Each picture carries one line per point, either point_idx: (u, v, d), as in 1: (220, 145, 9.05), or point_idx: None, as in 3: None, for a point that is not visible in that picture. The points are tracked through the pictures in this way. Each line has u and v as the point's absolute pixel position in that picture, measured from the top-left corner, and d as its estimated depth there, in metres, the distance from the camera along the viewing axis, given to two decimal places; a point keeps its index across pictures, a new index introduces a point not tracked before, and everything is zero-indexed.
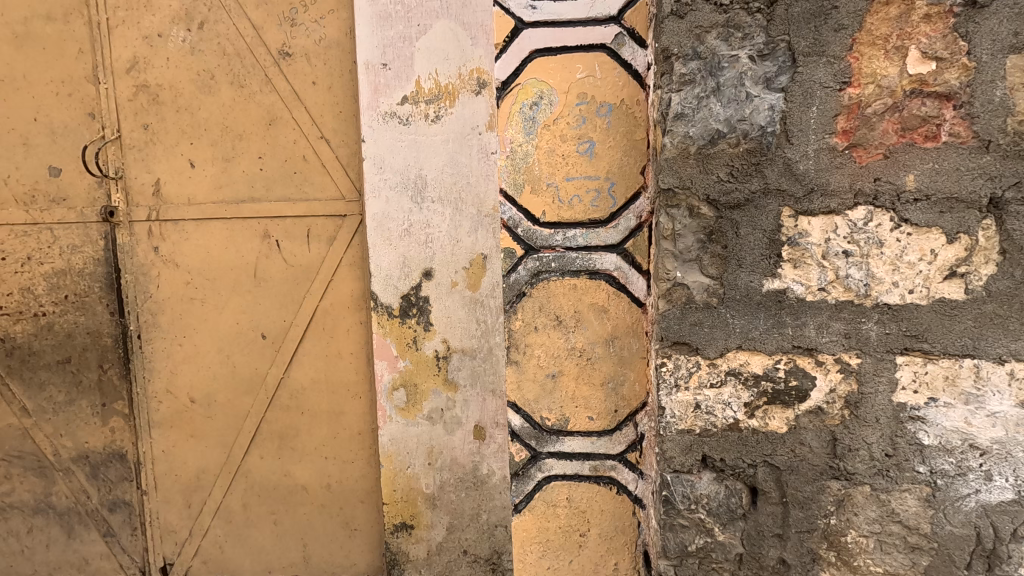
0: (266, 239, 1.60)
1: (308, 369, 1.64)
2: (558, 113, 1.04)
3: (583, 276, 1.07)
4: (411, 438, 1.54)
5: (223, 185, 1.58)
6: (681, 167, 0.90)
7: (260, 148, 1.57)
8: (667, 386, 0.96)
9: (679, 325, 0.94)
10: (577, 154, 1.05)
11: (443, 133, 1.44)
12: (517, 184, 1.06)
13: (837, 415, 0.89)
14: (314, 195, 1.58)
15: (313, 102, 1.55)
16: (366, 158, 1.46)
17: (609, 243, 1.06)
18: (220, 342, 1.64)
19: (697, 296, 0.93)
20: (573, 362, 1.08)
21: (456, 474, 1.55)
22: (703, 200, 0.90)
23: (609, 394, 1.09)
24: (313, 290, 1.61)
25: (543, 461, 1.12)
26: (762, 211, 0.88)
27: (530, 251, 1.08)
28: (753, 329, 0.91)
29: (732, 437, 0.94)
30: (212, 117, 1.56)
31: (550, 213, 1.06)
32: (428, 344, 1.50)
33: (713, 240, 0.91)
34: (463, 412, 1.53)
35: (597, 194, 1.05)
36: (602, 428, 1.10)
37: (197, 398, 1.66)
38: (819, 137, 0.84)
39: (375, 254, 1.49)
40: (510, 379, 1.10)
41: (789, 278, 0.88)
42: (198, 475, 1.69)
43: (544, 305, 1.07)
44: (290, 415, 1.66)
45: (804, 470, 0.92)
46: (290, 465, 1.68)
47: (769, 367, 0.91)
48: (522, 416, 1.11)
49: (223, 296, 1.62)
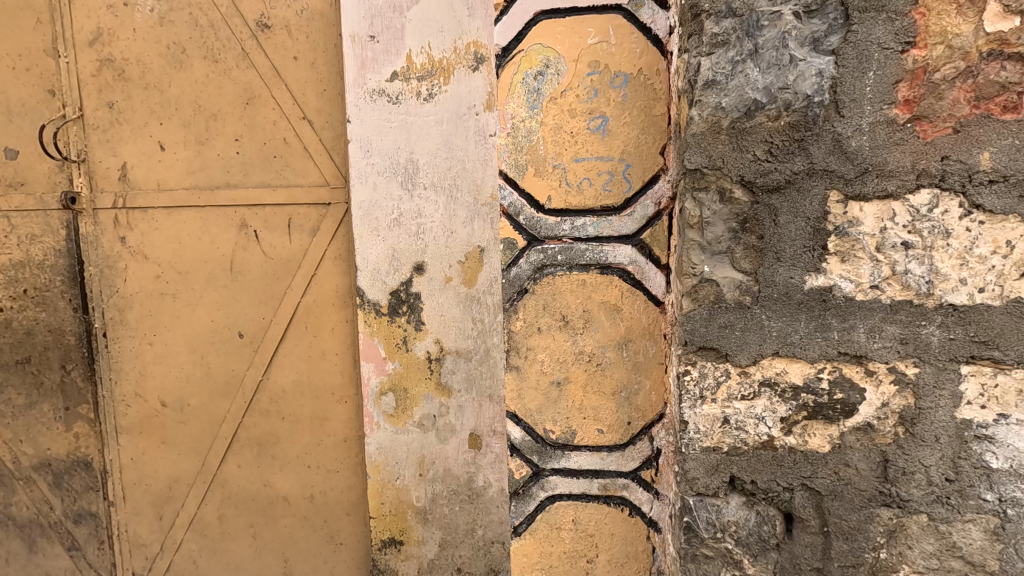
0: (243, 229, 1.47)
1: (289, 371, 1.51)
2: (566, 84, 0.91)
3: (594, 271, 0.94)
4: (400, 447, 1.42)
5: (196, 171, 1.45)
6: (711, 144, 0.78)
7: (237, 130, 1.43)
8: (690, 398, 0.84)
9: (707, 327, 0.81)
10: (587, 131, 0.92)
11: (437, 113, 1.30)
12: (519, 166, 0.94)
13: (889, 433, 0.77)
14: (295, 181, 1.45)
15: (294, 79, 1.41)
16: (352, 140, 1.33)
17: (623, 233, 0.93)
18: (193, 341, 1.51)
19: (728, 294, 0.80)
20: (581, 368, 0.96)
21: (449, 486, 1.43)
22: (737, 183, 0.77)
23: (621, 404, 0.97)
24: (294, 285, 1.48)
25: (546, 479, 1.00)
26: (806, 196, 0.75)
27: (533, 242, 0.95)
28: (793, 333, 0.78)
29: (766, 457, 0.82)
30: (184, 96, 1.42)
31: (557, 199, 0.94)
32: (419, 345, 1.37)
33: (747, 229, 0.78)
34: (457, 419, 1.40)
35: (609, 177, 0.92)
36: (613, 442, 0.98)
37: (168, 401, 1.53)
38: (875, 107, 0.71)
39: (361, 246, 1.36)
40: (510, 387, 0.98)
41: (837, 274, 0.76)
42: (169, 485, 1.57)
43: (548, 304, 0.95)
44: (270, 420, 1.53)
45: (849, 496, 0.79)
46: (269, 475, 1.55)
47: (810, 377, 0.79)
48: (523, 429, 0.99)
49: (197, 291, 1.49)
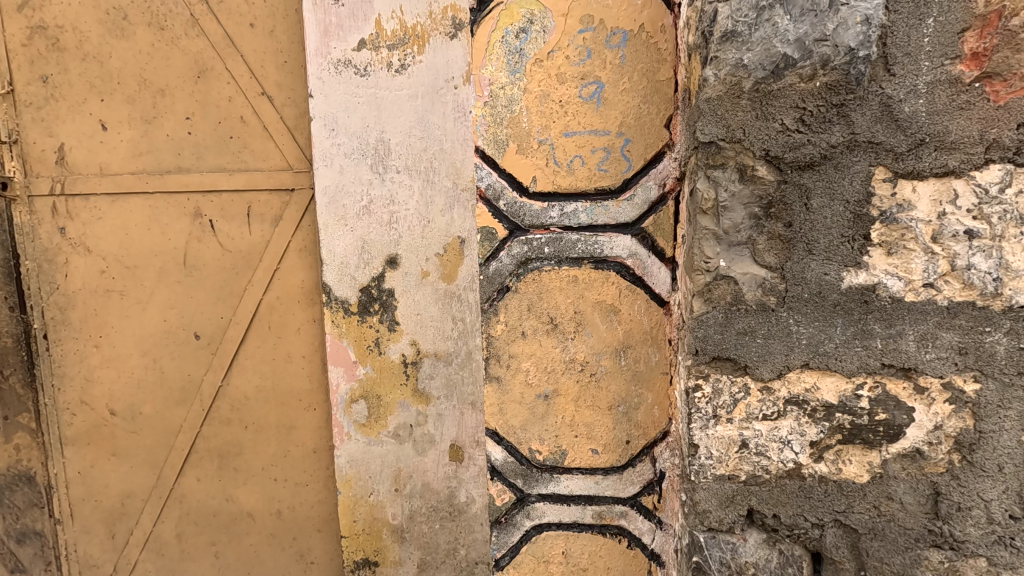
0: (197, 218, 1.32)
1: (252, 376, 1.37)
2: (554, 43, 0.76)
3: (587, 266, 0.80)
4: (374, 460, 1.28)
5: (143, 153, 1.29)
6: (729, 112, 0.64)
7: (188, 107, 1.28)
8: (701, 418, 0.70)
9: (722, 334, 0.68)
10: (579, 100, 0.77)
11: (410, 87, 1.16)
12: (499, 142, 0.80)
13: (941, 461, 0.64)
14: (254, 165, 1.29)
15: (250, 50, 1.26)
16: (315, 117, 1.18)
17: (621, 221, 0.79)
18: (144, 344, 1.36)
19: (748, 294, 0.66)
20: (572, 379, 0.83)
21: (428, 502, 1.29)
22: (760, 158, 0.63)
23: (619, 420, 0.83)
24: (255, 281, 1.33)
25: (532, 506, 0.87)
26: (846, 174, 0.62)
27: (515, 232, 0.81)
28: (826, 342, 0.65)
29: (791, 489, 0.69)
30: (126, 68, 1.26)
31: (543, 181, 0.79)
32: (394, 348, 1.23)
33: (772, 215, 0.65)
34: (436, 430, 1.26)
35: (605, 155, 0.78)
36: (609, 464, 0.84)
37: (118, 410, 1.38)
38: (934, 63, 0.58)
39: (327, 237, 1.21)
40: (489, 401, 0.85)
41: (882, 270, 0.62)
42: (121, 501, 1.42)
43: (534, 305, 0.82)
44: (231, 429, 1.39)
45: (891, 536, 0.66)
46: (232, 489, 1.41)
47: (847, 394, 0.65)
48: (505, 449, 0.86)
49: (147, 288, 1.34)
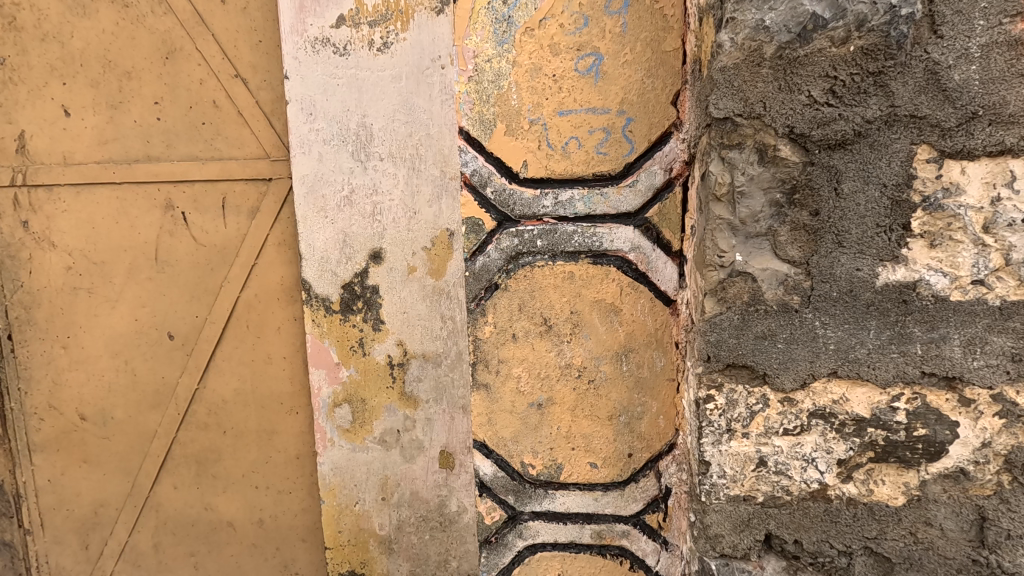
0: (169, 211, 1.23)
1: (230, 378, 1.29)
2: (547, 10, 0.68)
3: (585, 261, 0.72)
4: (359, 467, 1.20)
5: (109, 141, 1.21)
6: (748, 82, 0.55)
7: (156, 91, 1.19)
8: (713, 432, 0.62)
9: (738, 339, 0.59)
10: (575, 74, 0.69)
11: (394, 67, 1.07)
12: (485, 122, 0.71)
13: (989, 482, 0.56)
14: (229, 153, 1.21)
15: (222, 28, 1.17)
16: (291, 100, 1.08)
17: (623, 211, 0.71)
18: (115, 345, 1.28)
19: (768, 292, 0.58)
20: (568, 386, 0.75)
21: (417, 511, 1.21)
22: (784, 136, 0.55)
23: (620, 431, 0.75)
24: (231, 277, 1.25)
25: (525, 525, 0.79)
26: (884, 154, 0.53)
27: (504, 223, 0.73)
28: (858, 347, 0.56)
29: (816, 512, 0.61)
30: (89, 49, 1.17)
31: (535, 166, 0.71)
32: (379, 348, 1.15)
33: (796, 202, 0.56)
34: (425, 435, 1.18)
35: (604, 136, 0.70)
36: (609, 480, 0.76)
37: (88, 414, 1.31)
38: (990, 22, 0.49)
39: (305, 230, 1.12)
40: (477, 411, 0.77)
41: (924, 264, 0.54)
42: (95, 510, 1.35)
43: (525, 304, 0.73)
44: (209, 435, 1.31)
45: (930, 566, 0.58)
46: (210, 497, 1.33)
47: (881, 407, 0.57)
48: (495, 463, 0.78)
49: (117, 285, 1.26)
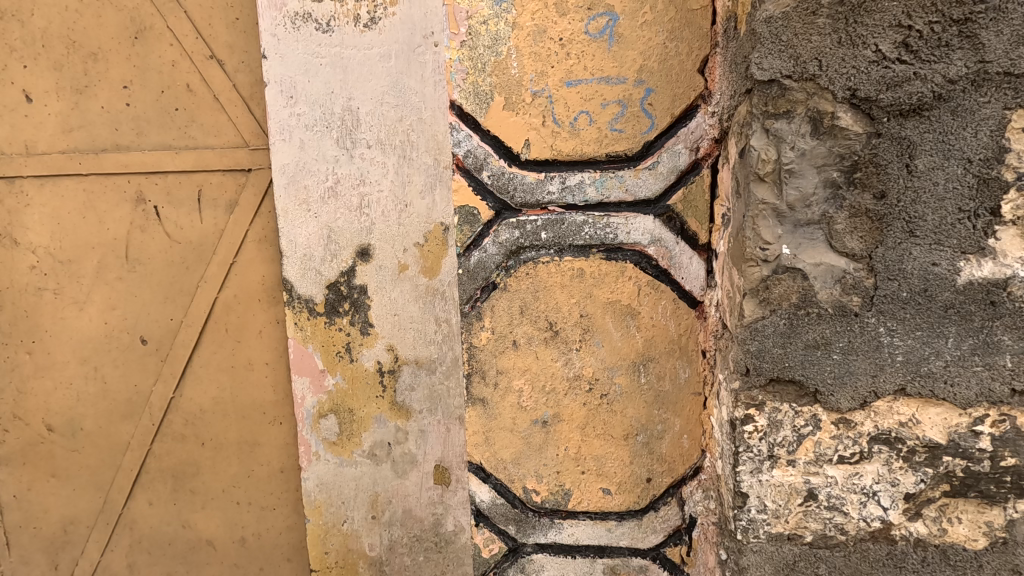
0: (140, 205, 1.13)
1: (208, 386, 1.19)
2: None
3: (598, 255, 0.62)
4: (347, 483, 1.09)
5: (74, 129, 1.11)
6: (800, 36, 0.45)
7: (125, 74, 1.09)
8: (751, 460, 0.52)
9: (785, 349, 0.49)
10: (586, 37, 0.59)
11: (382, 45, 0.94)
12: (480, 95, 0.61)
13: None
14: (205, 141, 1.11)
15: (196, 5, 1.07)
16: (269, 82, 0.96)
17: (641, 197, 0.61)
18: (83, 350, 1.18)
19: (823, 293, 0.48)
20: (577, 401, 0.65)
21: (410, 531, 1.11)
22: (844, 101, 0.45)
23: (637, 453, 0.65)
24: (209, 277, 1.15)
25: (528, 559, 0.69)
26: (969, 122, 0.43)
27: (503, 213, 0.63)
28: (932, 359, 0.46)
29: (877, 556, 0.51)
30: (52, 28, 1.07)
31: (538, 146, 0.61)
32: (367, 354, 1.04)
33: (857, 182, 0.46)
34: (418, 449, 1.08)
35: (619, 110, 0.60)
36: (624, 508, 0.66)
37: (56, 425, 1.21)
38: None
39: (286, 224, 1.00)
40: (472, 429, 0.67)
41: (1017, 258, 0.44)
42: (64, 528, 1.25)
43: (527, 307, 0.64)
44: (186, 446, 1.21)
45: None
46: (188, 514, 1.23)
47: (960, 432, 0.47)
48: (493, 489, 0.69)
49: (85, 286, 1.16)
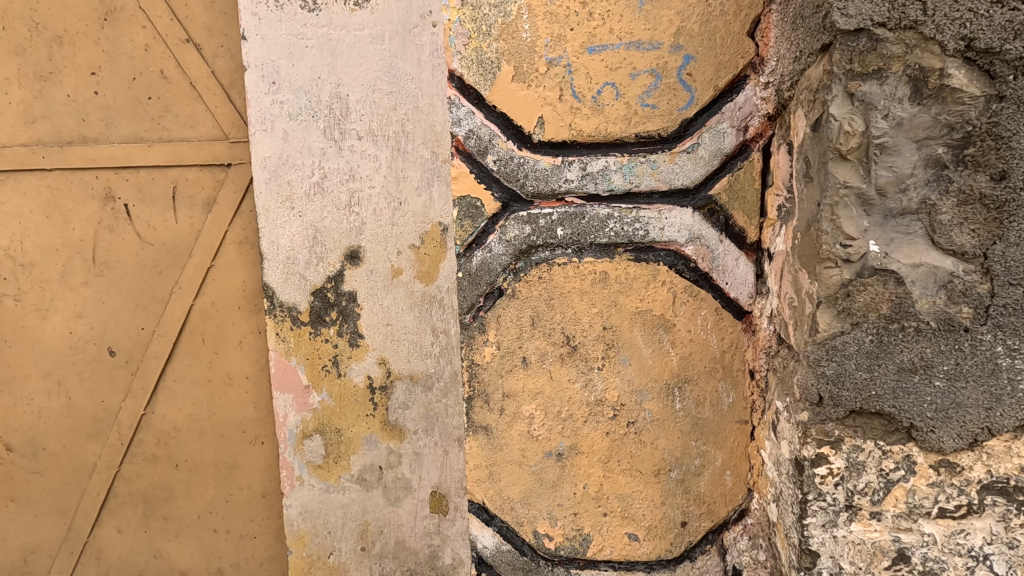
0: (109, 203, 1.03)
1: (183, 401, 1.09)
2: None
3: (625, 256, 0.51)
4: (333, 512, 0.98)
5: (36, 119, 1.00)
6: None
7: (93, 59, 0.99)
8: (823, 511, 0.42)
9: (872, 373, 0.39)
10: None
11: (374, 25, 0.84)
12: (484, 64, 0.51)
13: None
14: (180, 134, 1.01)
15: None
16: (249, 66, 0.85)
17: (677, 186, 0.51)
18: (46, 362, 1.08)
19: (923, 302, 0.37)
20: (599, 430, 0.54)
21: (403, 566, 1.00)
22: (956, 55, 0.35)
23: (671, 492, 0.55)
24: (184, 282, 1.05)
25: None
26: None
27: (511, 205, 0.53)
28: None
29: None
30: (12, 9, 0.97)
31: (554, 124, 0.51)
32: (357, 368, 0.93)
33: (969, 161, 0.36)
34: (413, 473, 0.97)
35: (652, 81, 0.50)
36: (655, 558, 0.55)
37: (15, 445, 1.10)
38: None
39: (267, 224, 0.88)
40: (473, 462, 0.56)
41: None
42: (24, 557, 1.14)
43: (539, 316, 0.53)
44: (158, 468, 1.10)
45: None
46: (160, 543, 1.12)
47: None
48: (497, 533, 0.58)
49: (48, 292, 1.06)
